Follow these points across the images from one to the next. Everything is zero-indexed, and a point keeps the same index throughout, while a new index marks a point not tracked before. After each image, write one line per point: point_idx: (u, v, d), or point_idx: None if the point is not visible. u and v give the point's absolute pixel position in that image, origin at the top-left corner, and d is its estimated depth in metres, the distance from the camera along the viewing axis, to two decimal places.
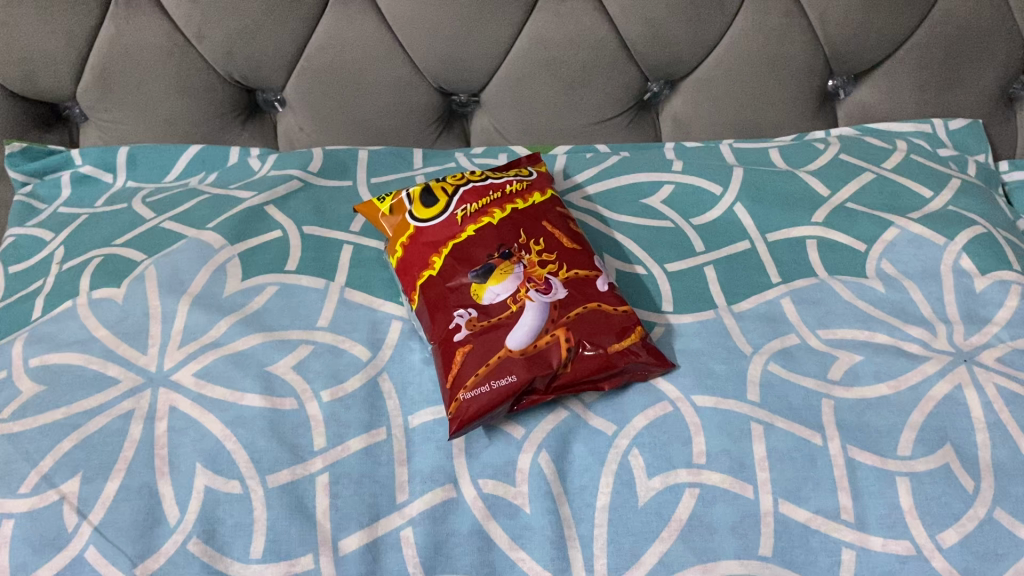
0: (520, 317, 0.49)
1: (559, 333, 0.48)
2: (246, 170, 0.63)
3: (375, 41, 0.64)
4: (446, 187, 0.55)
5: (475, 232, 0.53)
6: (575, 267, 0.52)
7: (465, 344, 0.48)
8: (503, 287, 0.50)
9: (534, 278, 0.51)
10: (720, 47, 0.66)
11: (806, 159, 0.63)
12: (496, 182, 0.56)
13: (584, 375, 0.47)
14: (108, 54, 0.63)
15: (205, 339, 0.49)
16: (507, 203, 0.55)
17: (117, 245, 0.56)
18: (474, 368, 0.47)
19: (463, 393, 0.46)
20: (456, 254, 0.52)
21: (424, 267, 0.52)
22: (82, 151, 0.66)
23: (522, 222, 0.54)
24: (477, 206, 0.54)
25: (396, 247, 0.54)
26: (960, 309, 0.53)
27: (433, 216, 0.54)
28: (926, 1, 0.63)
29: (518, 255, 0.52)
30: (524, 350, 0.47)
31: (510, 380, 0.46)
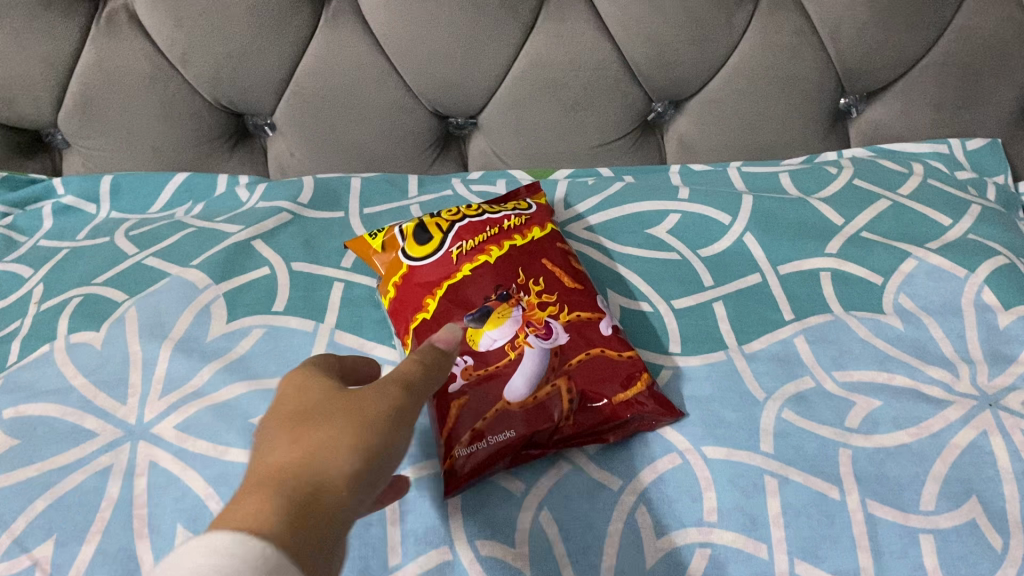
0: (518, 366, 0.47)
1: (560, 383, 0.47)
2: (235, 200, 0.60)
3: (367, 66, 0.61)
4: (440, 223, 0.54)
5: (471, 271, 0.51)
6: (577, 309, 0.50)
7: (461, 396, 0.46)
8: (499, 332, 0.48)
9: (533, 321, 0.49)
10: (727, 67, 0.63)
11: (818, 185, 0.60)
12: (494, 217, 0.54)
13: (586, 428, 0.45)
14: (89, 80, 0.60)
15: (188, 388, 0.47)
16: (505, 240, 0.53)
17: (97, 284, 0.53)
18: (470, 422, 0.45)
19: (459, 448, 0.44)
20: (450, 295, 0.50)
21: (417, 310, 0.50)
22: (64, 179, 0.63)
23: (519, 260, 0.52)
24: (474, 243, 0.52)
25: (388, 286, 0.52)
26: (982, 347, 0.50)
27: (428, 254, 0.52)
28: (942, 19, 0.61)
29: (516, 296, 0.50)
30: (523, 402, 0.46)
31: (508, 435, 0.44)
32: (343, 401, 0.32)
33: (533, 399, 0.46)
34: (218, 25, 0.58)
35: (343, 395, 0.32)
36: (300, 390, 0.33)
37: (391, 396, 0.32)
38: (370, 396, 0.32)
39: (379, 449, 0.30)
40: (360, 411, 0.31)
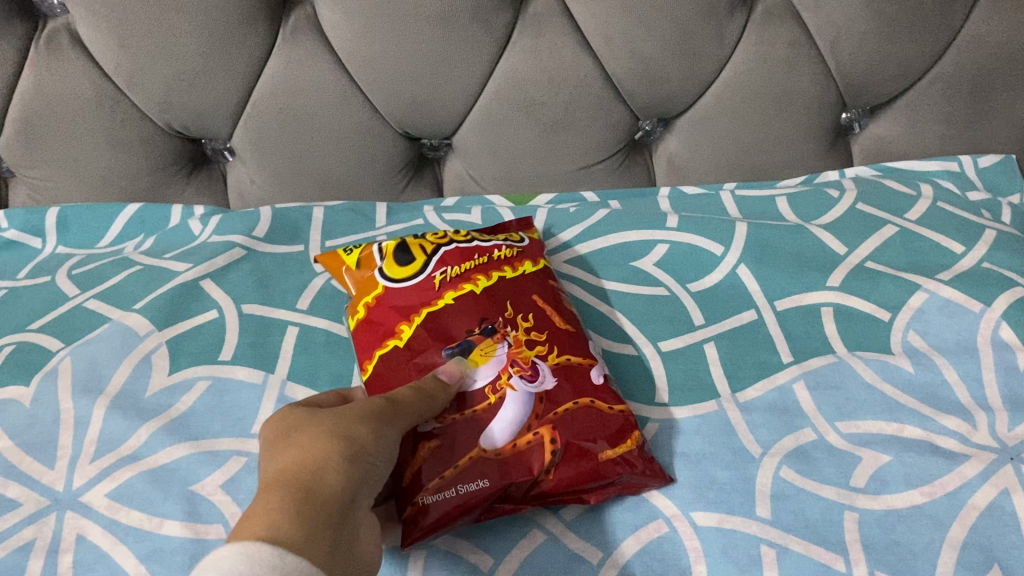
0: (497, 410, 0.42)
1: (543, 431, 0.41)
2: (186, 234, 0.56)
3: (329, 87, 0.57)
4: (425, 245, 0.49)
5: (454, 300, 0.46)
6: (568, 352, 0.45)
7: (432, 438, 0.41)
8: (480, 370, 0.43)
9: (519, 361, 0.44)
10: (718, 83, 0.58)
11: (818, 211, 0.56)
12: (484, 245, 0.49)
13: (567, 484, 0.40)
14: (31, 107, 0.56)
15: (123, 450, 0.43)
16: (494, 271, 0.48)
17: (32, 330, 0.49)
18: (436, 467, 0.40)
19: (423, 495, 0.39)
20: (427, 324, 0.45)
21: (388, 336, 0.45)
22: (6, 211, 0.59)
23: (507, 293, 0.47)
24: (459, 270, 0.47)
25: (359, 306, 0.48)
26: (1001, 391, 0.46)
27: (407, 276, 0.47)
28: (951, 27, 0.56)
29: (503, 331, 0.45)
30: (499, 451, 0.41)
31: (480, 485, 0.39)
32: (332, 415, 0.35)
33: (511, 448, 0.41)
34: (166, 46, 0.54)
35: (327, 414, 0.35)
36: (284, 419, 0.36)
37: (379, 409, 0.36)
38: (354, 416, 0.35)
39: (365, 457, 0.33)
40: (347, 424, 0.34)
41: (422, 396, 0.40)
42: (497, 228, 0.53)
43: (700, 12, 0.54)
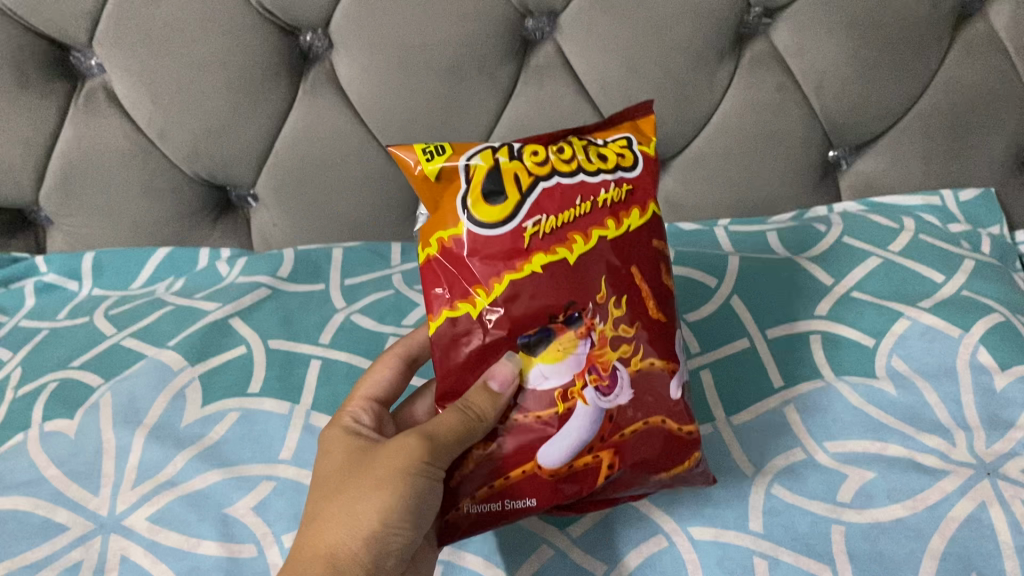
0: (563, 426, 0.40)
1: (603, 454, 0.40)
2: (214, 275, 0.61)
3: (347, 136, 0.61)
4: (521, 176, 0.40)
5: (541, 269, 0.39)
6: (649, 355, 0.42)
7: (490, 442, 0.40)
8: (555, 370, 0.40)
9: (598, 367, 0.40)
10: (709, 126, 0.62)
11: (807, 244, 0.59)
12: (589, 183, 0.41)
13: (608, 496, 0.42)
14: (69, 160, 0.60)
15: (161, 476, 0.46)
16: (595, 228, 0.40)
17: (74, 367, 0.53)
18: (487, 477, 0.40)
19: (469, 503, 0.40)
20: (506, 297, 0.39)
21: (463, 296, 0.40)
22: (46, 257, 0.63)
23: (606, 263, 0.41)
24: (556, 224, 0.40)
25: (432, 239, 0.41)
26: (979, 412, 0.49)
27: (495, 220, 0.39)
28: (927, 70, 0.60)
29: (589, 322, 0.40)
30: (555, 470, 0.40)
31: (527, 503, 0.40)
32: (368, 470, 0.37)
33: (567, 469, 0.40)
34: (195, 102, 0.58)
35: (367, 466, 0.37)
36: (337, 440, 0.40)
37: (416, 455, 0.37)
38: (387, 471, 0.37)
39: (388, 530, 0.36)
40: (376, 489, 0.36)
41: (465, 427, 0.38)
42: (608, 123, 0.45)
43: (690, 61, 0.58)
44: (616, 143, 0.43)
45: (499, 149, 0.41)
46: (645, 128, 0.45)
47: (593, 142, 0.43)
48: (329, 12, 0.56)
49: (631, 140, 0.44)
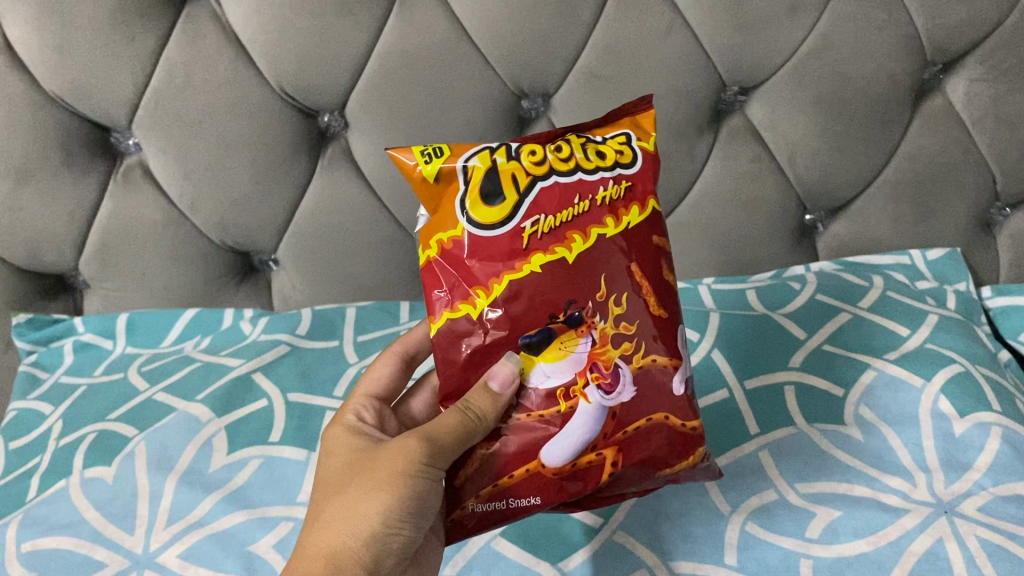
0: (566, 425, 0.43)
1: (607, 452, 0.44)
2: (239, 334, 0.66)
3: (360, 206, 0.67)
4: (519, 177, 0.44)
5: (540, 269, 0.43)
6: (653, 352, 0.45)
7: (495, 441, 0.44)
8: (557, 369, 0.43)
9: (600, 365, 0.44)
10: (691, 194, 0.68)
11: (783, 300, 0.64)
12: (587, 181, 0.44)
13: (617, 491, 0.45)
14: (108, 231, 0.67)
15: (191, 518, 0.51)
16: (594, 226, 0.44)
17: (111, 419, 0.58)
18: (494, 475, 0.43)
19: (476, 502, 0.44)
20: (505, 297, 0.43)
21: (464, 296, 0.43)
22: (84, 318, 0.69)
23: (604, 261, 0.44)
24: (554, 224, 0.43)
25: (433, 240, 0.44)
26: (939, 455, 0.53)
27: (494, 222, 0.43)
28: (891, 141, 0.66)
29: (589, 321, 0.44)
30: (559, 469, 0.43)
31: (532, 501, 0.43)
32: (372, 471, 0.41)
33: (571, 467, 0.43)
34: (223, 178, 0.64)
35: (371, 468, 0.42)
36: (341, 438, 0.46)
37: (415, 456, 0.41)
38: (388, 472, 0.41)
39: (388, 529, 0.40)
40: (378, 491, 0.40)
41: (463, 428, 0.42)
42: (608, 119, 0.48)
43: (671, 134, 0.64)
44: (615, 139, 0.46)
45: (496, 150, 0.45)
46: (644, 120, 0.48)
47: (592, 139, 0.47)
48: (345, 96, 0.63)
49: (630, 135, 0.47)
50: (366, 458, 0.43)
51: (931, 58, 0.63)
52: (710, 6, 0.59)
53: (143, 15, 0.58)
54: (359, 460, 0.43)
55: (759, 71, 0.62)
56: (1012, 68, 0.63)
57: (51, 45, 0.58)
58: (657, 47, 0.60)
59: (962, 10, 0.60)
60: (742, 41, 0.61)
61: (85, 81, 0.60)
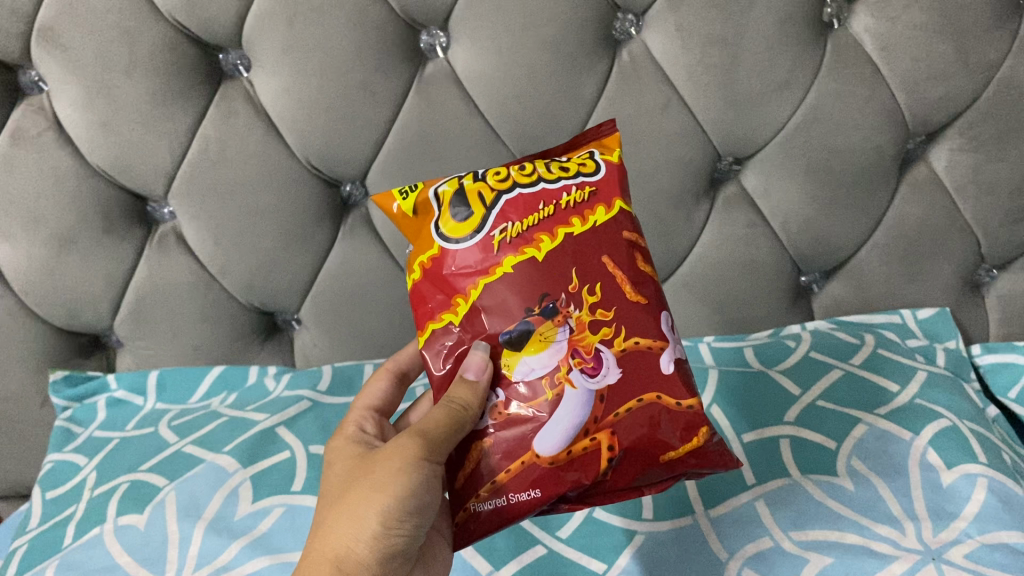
0: (555, 412, 0.47)
1: (601, 437, 0.47)
2: (263, 390, 0.70)
3: (379, 269, 0.72)
4: (485, 194, 0.51)
5: (511, 268, 0.49)
6: (635, 334, 0.49)
7: (487, 438, 0.48)
8: (541, 360, 0.48)
9: (581, 351, 0.48)
10: (690, 258, 0.73)
11: (778, 358, 0.68)
12: (550, 189, 0.51)
13: (623, 482, 0.48)
14: (142, 293, 0.71)
15: (217, 562, 0.54)
16: (560, 226, 0.50)
17: (143, 470, 0.61)
18: (490, 473, 0.48)
19: (477, 503, 0.47)
20: (481, 299, 0.49)
21: (447, 306, 0.50)
22: (117, 374, 0.72)
23: (573, 256, 0.49)
24: (521, 228, 0.49)
25: (417, 262, 0.51)
26: (927, 504, 0.55)
27: (466, 235, 0.50)
28: (878, 207, 0.70)
29: (565, 311, 0.48)
30: (554, 457, 0.47)
31: (531, 495, 0.47)
32: (374, 474, 0.46)
33: (566, 454, 0.47)
34: (251, 243, 0.69)
35: (373, 471, 0.46)
36: (345, 446, 0.51)
37: (410, 455, 0.45)
38: (387, 474, 0.45)
39: (388, 529, 0.44)
40: (378, 492, 0.45)
41: (453, 418, 0.46)
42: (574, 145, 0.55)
43: (670, 201, 0.69)
44: (578, 156, 0.53)
45: (463, 176, 0.52)
46: (609, 141, 0.55)
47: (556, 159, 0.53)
48: (366, 167, 0.68)
49: (594, 153, 0.54)
50: (368, 461, 0.47)
51: (913, 129, 0.68)
52: (703, 84, 0.64)
53: (182, 94, 0.63)
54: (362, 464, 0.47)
55: (751, 142, 0.67)
56: (989, 138, 0.67)
57: (97, 121, 0.63)
58: (656, 121, 0.65)
59: (940, 87, 0.65)
60: (735, 115, 0.65)
61: (126, 154, 0.65)
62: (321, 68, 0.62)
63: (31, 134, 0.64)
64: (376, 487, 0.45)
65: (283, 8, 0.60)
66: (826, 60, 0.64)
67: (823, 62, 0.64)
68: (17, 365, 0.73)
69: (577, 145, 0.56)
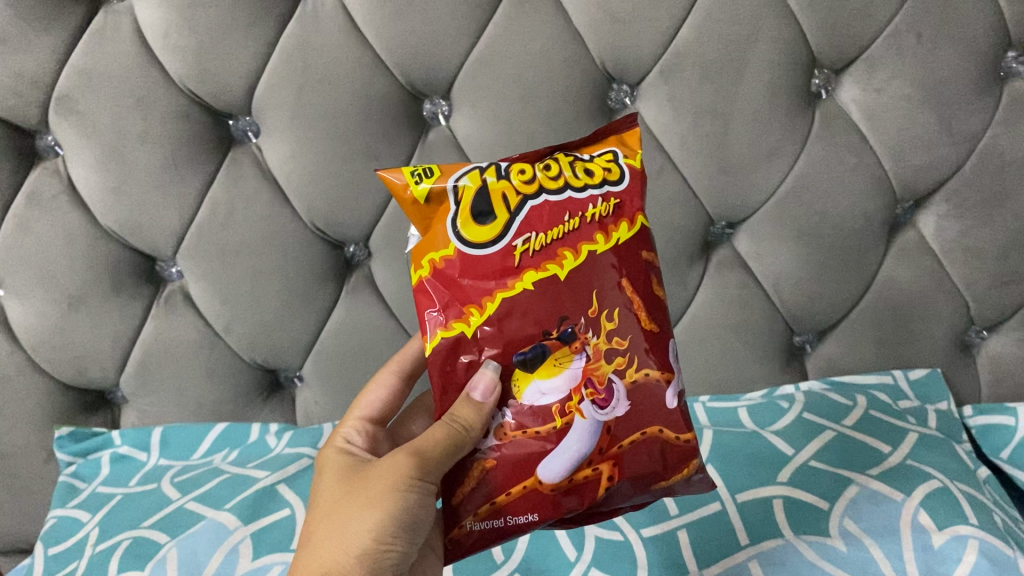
0: (562, 441, 0.49)
1: (603, 467, 0.50)
2: (265, 447, 0.72)
3: (381, 327, 0.74)
4: (510, 198, 0.50)
5: (531, 285, 0.49)
6: (646, 366, 0.51)
7: (488, 457, 0.50)
8: (553, 385, 0.49)
9: (595, 380, 0.50)
10: (684, 318, 0.74)
11: (771, 418, 0.69)
12: (576, 199, 0.51)
13: (614, 504, 0.51)
14: (149, 350, 0.73)
15: None
16: (583, 243, 0.50)
17: (144, 526, 0.62)
18: (491, 493, 0.49)
19: (476, 521, 0.49)
20: (497, 313, 0.49)
21: (459, 314, 0.50)
22: (121, 431, 0.74)
23: (593, 277, 0.50)
24: (544, 243, 0.50)
25: (426, 259, 0.50)
26: (919, 565, 0.56)
27: (487, 242, 0.50)
28: (868, 271, 0.72)
29: (583, 337, 0.50)
30: (556, 483, 0.49)
31: (530, 518, 0.49)
32: (368, 491, 0.47)
33: (567, 482, 0.49)
34: (256, 303, 0.71)
35: (367, 489, 0.47)
36: (339, 459, 0.53)
37: (405, 473, 0.47)
38: (381, 492, 0.47)
39: (379, 546, 0.46)
40: (371, 510, 0.46)
41: (452, 439, 0.48)
42: (595, 138, 0.54)
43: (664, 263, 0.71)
44: (603, 158, 0.53)
45: (487, 171, 0.51)
46: (630, 138, 0.56)
47: (581, 158, 0.53)
48: (369, 229, 0.70)
49: (617, 154, 0.54)
50: (364, 477, 0.49)
51: (900, 196, 0.70)
52: (695, 152, 0.66)
53: (193, 160, 0.66)
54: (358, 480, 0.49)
55: (742, 208, 0.69)
56: (975, 205, 0.69)
57: (110, 186, 0.66)
58: (652, 187, 0.67)
59: (926, 155, 0.67)
60: (726, 182, 0.67)
61: (137, 217, 0.67)
62: (327, 135, 0.64)
63: (46, 198, 0.66)
64: (369, 505, 0.46)
65: (292, 80, 0.63)
66: (815, 130, 0.67)
67: (812, 131, 0.67)
68: (23, 422, 0.75)
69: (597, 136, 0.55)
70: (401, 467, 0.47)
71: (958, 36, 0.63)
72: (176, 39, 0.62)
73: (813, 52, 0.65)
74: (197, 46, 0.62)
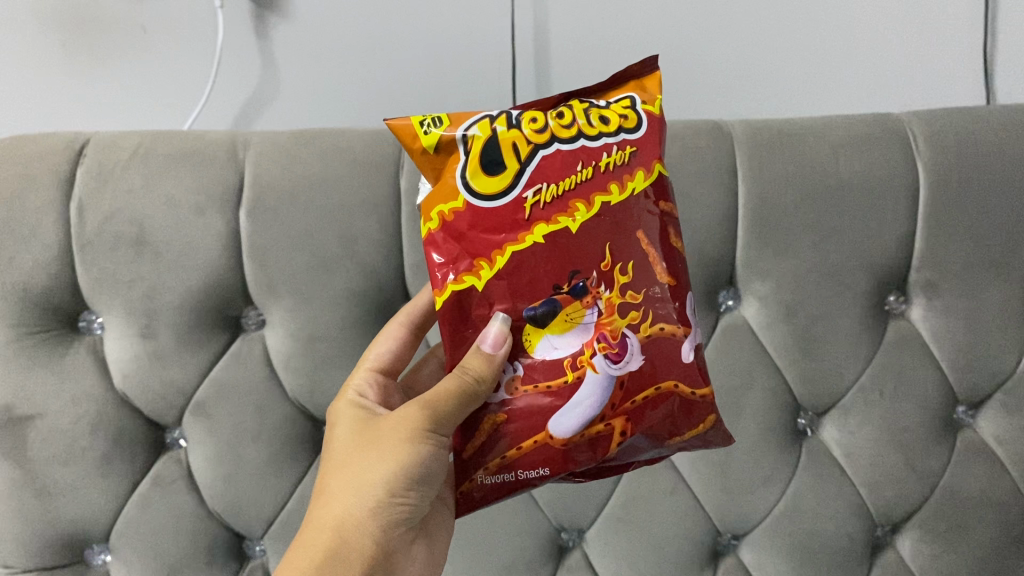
0: (573, 396, 0.57)
1: (614, 423, 0.57)
2: None
3: None
4: (520, 150, 0.59)
5: (542, 238, 0.58)
6: (658, 322, 0.59)
7: (500, 413, 0.58)
8: (565, 339, 0.58)
9: (608, 336, 0.58)
10: None
11: None
12: (588, 148, 0.59)
13: (628, 457, 0.59)
14: None
15: None
16: (595, 194, 0.59)
17: None
18: (504, 448, 0.58)
19: (490, 475, 0.58)
20: (505, 266, 0.58)
21: (471, 266, 0.58)
22: None
23: (602, 229, 0.59)
24: (555, 195, 0.58)
25: (436, 212, 0.59)
26: None
27: (500, 193, 0.58)
28: None
29: (595, 292, 0.58)
30: (567, 438, 0.57)
31: (540, 472, 0.57)
32: (384, 443, 0.56)
33: (580, 436, 0.57)
34: None
35: (383, 441, 0.56)
36: (346, 409, 0.62)
37: (416, 429, 0.56)
38: (394, 445, 0.55)
39: (393, 496, 0.55)
40: (386, 461, 0.55)
41: (463, 390, 0.56)
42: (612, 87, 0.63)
43: (677, 568, 0.82)
44: (617, 106, 0.61)
45: (497, 122, 0.59)
46: (649, 85, 0.64)
47: (597, 106, 0.61)
48: None
49: (635, 100, 0.62)
50: (378, 430, 0.58)
51: (879, 520, 0.82)
52: (704, 473, 0.80)
53: (292, 460, 0.81)
54: (372, 433, 0.58)
55: (745, 523, 0.82)
56: (942, 533, 0.82)
57: (222, 477, 0.80)
58: (665, 501, 0.80)
59: (896, 488, 0.80)
60: (729, 500, 0.80)
61: (240, 502, 0.81)
62: None
63: (167, 481, 0.81)
64: (381, 459, 0.55)
65: None
66: (802, 462, 0.81)
67: (800, 462, 0.81)
68: None
69: (619, 81, 0.64)
70: (412, 423, 0.56)
71: (914, 396, 0.79)
72: (295, 363, 0.79)
73: (799, 400, 0.80)
74: (311, 367, 0.79)
